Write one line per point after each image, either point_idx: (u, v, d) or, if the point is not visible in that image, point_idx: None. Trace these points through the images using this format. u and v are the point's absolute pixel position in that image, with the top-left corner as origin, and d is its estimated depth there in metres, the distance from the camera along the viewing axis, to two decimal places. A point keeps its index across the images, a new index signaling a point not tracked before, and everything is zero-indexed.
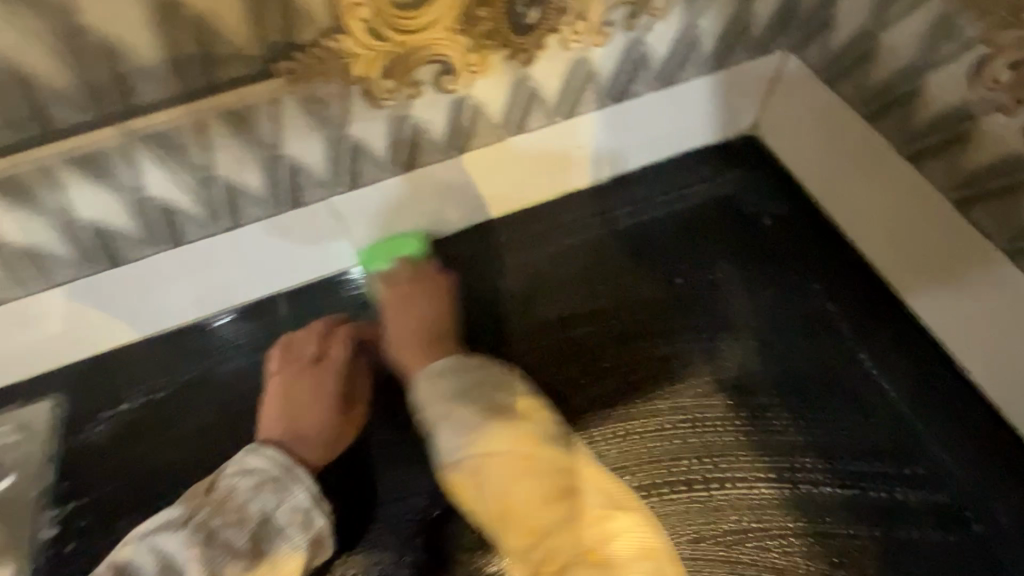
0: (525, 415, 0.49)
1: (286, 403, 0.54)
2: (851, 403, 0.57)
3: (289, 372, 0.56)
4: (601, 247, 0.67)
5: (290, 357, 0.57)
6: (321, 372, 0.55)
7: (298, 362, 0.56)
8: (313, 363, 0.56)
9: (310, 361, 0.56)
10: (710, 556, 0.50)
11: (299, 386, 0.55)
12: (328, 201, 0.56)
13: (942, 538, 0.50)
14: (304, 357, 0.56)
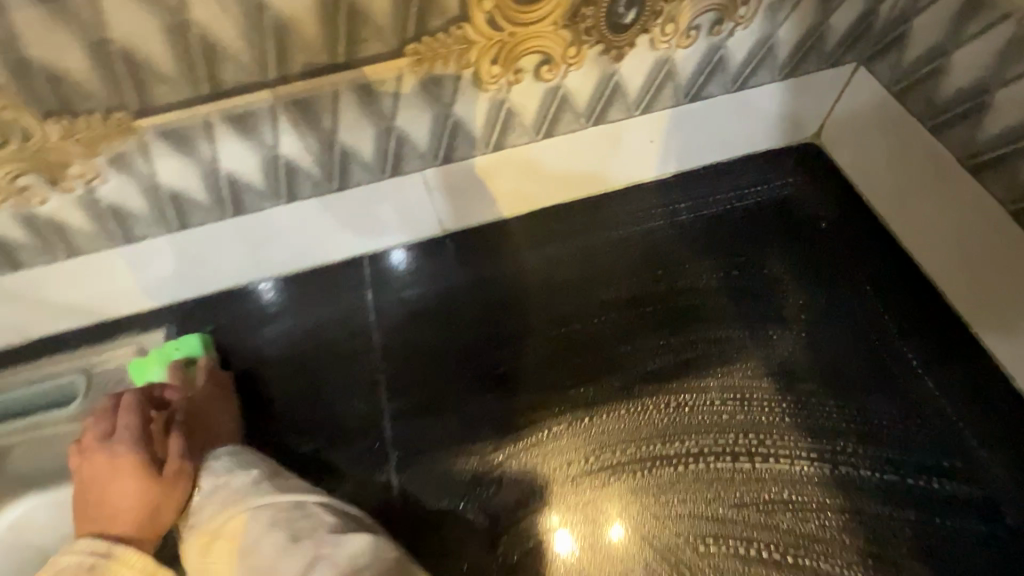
0: None
1: (99, 488, 0.51)
2: (896, 397, 0.60)
3: (95, 458, 0.52)
4: (662, 236, 0.72)
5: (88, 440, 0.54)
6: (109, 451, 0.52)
7: (92, 442, 0.54)
8: (103, 440, 0.53)
9: (102, 439, 0.53)
10: (751, 521, 0.54)
11: (95, 471, 0.52)
12: (425, 172, 0.64)
13: (976, 527, 0.53)
14: (95, 436, 0.54)
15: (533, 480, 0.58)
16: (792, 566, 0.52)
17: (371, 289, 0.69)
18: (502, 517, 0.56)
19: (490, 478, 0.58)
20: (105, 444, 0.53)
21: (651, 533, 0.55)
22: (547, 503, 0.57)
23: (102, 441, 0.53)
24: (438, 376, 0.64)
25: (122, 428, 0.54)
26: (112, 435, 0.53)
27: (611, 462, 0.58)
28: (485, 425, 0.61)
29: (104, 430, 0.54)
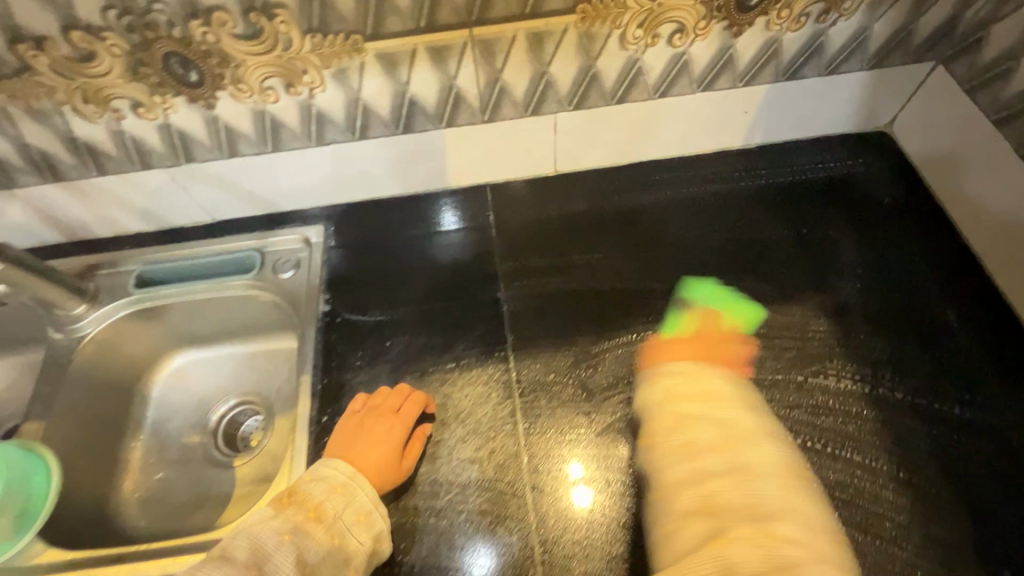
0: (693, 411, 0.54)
1: (365, 440, 0.65)
2: (932, 341, 0.71)
3: (377, 417, 0.67)
4: (740, 195, 0.85)
5: (377, 401, 0.69)
6: (389, 423, 0.66)
7: (380, 408, 0.68)
8: (391, 412, 0.68)
9: (389, 411, 0.68)
10: (798, 419, 0.67)
11: (370, 425, 0.67)
12: (556, 115, 0.77)
13: (987, 447, 0.64)
14: (386, 406, 0.68)
15: (620, 370, 0.72)
16: (830, 455, 0.64)
17: (496, 208, 0.86)
18: (597, 394, 0.70)
19: (586, 364, 0.72)
20: (390, 416, 0.67)
21: None
22: (630, 388, 0.70)
23: (389, 411, 0.68)
24: (547, 283, 0.79)
25: (403, 416, 0.67)
26: (398, 416, 0.67)
27: None
28: (583, 323, 0.75)
29: (391, 406, 0.68)
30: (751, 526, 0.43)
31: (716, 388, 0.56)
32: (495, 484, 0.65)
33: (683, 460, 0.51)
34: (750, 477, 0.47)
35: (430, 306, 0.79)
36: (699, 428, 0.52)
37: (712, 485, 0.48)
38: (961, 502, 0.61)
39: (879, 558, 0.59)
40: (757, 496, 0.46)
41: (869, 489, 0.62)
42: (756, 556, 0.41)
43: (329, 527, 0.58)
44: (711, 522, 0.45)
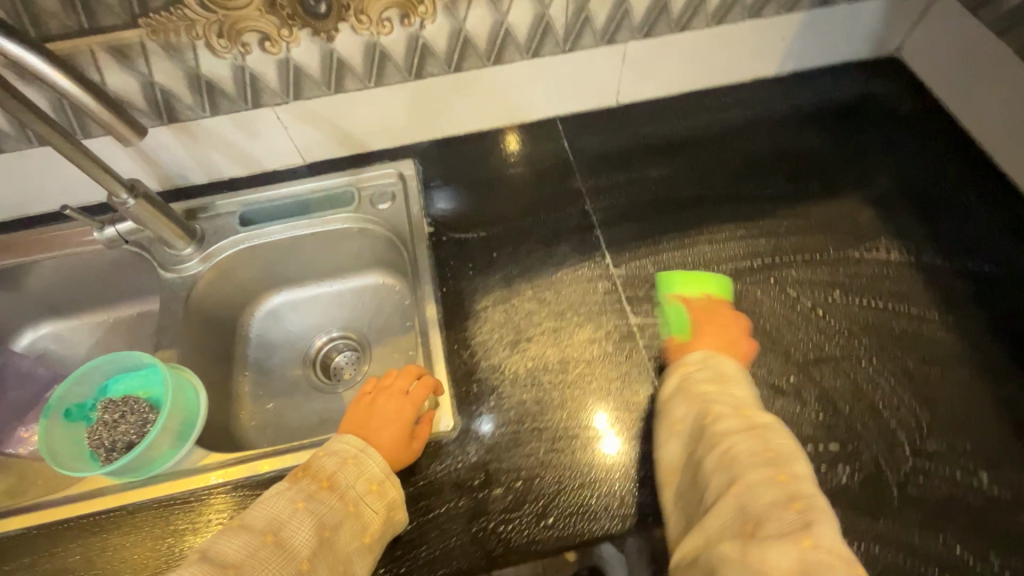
0: (728, 379, 0.65)
1: (374, 418, 0.67)
2: (959, 218, 0.85)
3: (387, 397, 0.69)
4: (783, 113, 0.97)
5: (387, 382, 0.71)
6: (400, 402, 0.68)
7: (392, 388, 0.70)
8: (401, 392, 0.69)
9: (401, 392, 0.69)
10: (861, 286, 0.79)
11: (382, 404, 0.69)
12: (627, 45, 0.87)
13: (1015, 293, 0.78)
14: (396, 386, 0.70)
15: (705, 261, 0.81)
16: (892, 311, 0.76)
17: (568, 136, 0.95)
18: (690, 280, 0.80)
19: (675, 257, 0.82)
20: (400, 395, 0.69)
21: (793, 290, 0.78)
22: (716, 272, 0.80)
23: (399, 391, 0.69)
24: (629, 195, 0.89)
25: (412, 396, 0.69)
26: (407, 396, 0.69)
27: (762, 249, 0.82)
28: (665, 222, 0.86)
29: (401, 386, 0.70)
30: (768, 469, 0.52)
31: (736, 373, 0.66)
32: (614, 357, 0.74)
33: (703, 430, 0.59)
34: (765, 430, 0.57)
35: (524, 220, 0.87)
36: (717, 398, 0.62)
37: (727, 442, 0.56)
38: (1001, 334, 0.74)
39: (943, 382, 0.71)
40: (768, 444, 0.55)
41: (926, 333, 0.75)
42: (773, 489, 0.50)
43: (341, 496, 0.59)
44: (725, 472, 0.54)
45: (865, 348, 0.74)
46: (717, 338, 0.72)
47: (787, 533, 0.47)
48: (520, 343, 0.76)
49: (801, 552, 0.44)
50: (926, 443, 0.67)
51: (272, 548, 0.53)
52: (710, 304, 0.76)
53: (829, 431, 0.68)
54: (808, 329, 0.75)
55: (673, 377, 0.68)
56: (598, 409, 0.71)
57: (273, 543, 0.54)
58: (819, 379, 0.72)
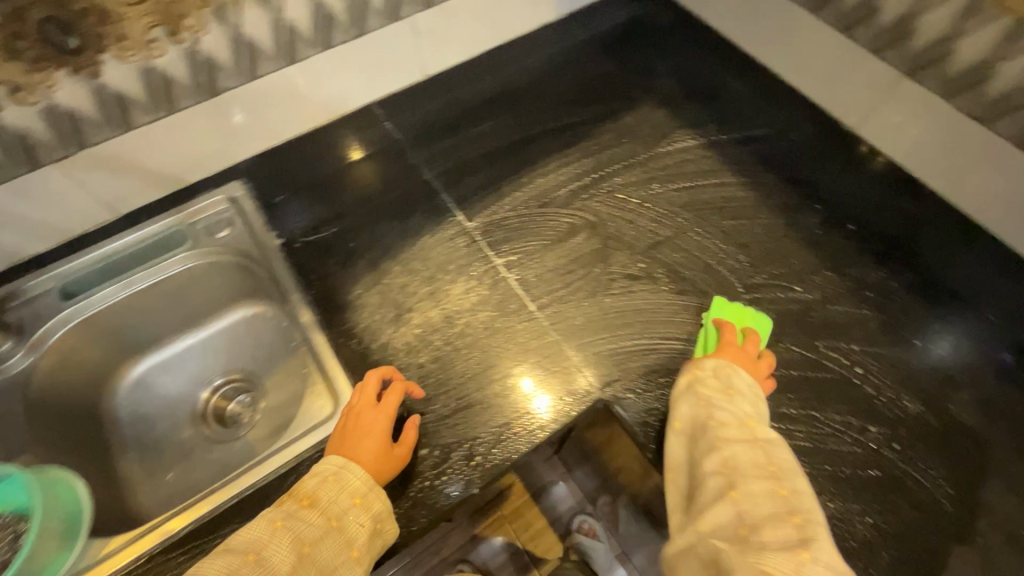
0: (732, 391, 0.66)
1: (356, 435, 0.66)
2: (727, 99, 1.01)
3: (362, 411, 0.68)
4: (573, 51, 1.07)
5: (357, 396, 0.70)
6: (375, 413, 0.68)
7: (365, 401, 0.69)
8: (372, 405, 0.69)
9: (373, 403, 0.69)
10: (673, 174, 0.92)
11: (359, 419, 0.68)
12: (412, 18, 0.91)
13: (780, 145, 0.95)
14: (365, 400, 0.69)
15: (543, 194, 0.89)
16: (700, 186, 0.90)
17: (388, 118, 0.97)
18: (536, 212, 0.88)
19: (519, 198, 0.89)
20: (373, 408, 0.68)
21: (621, 194, 0.90)
22: (555, 199, 0.89)
23: (370, 405, 0.69)
24: (461, 156, 0.93)
25: (385, 406, 0.68)
26: (380, 406, 0.68)
27: (586, 167, 0.92)
28: (498, 170, 0.92)
29: (372, 397, 0.69)
30: (769, 485, 0.56)
31: (745, 388, 0.66)
32: (493, 299, 0.79)
33: (705, 434, 0.62)
34: (769, 445, 0.60)
35: (373, 206, 0.88)
36: (737, 403, 0.64)
37: (729, 452, 0.59)
38: (784, 178, 0.91)
39: (754, 229, 0.86)
40: (773, 461, 0.59)
41: (729, 195, 0.89)
42: (770, 503, 0.55)
43: (323, 511, 0.58)
44: (722, 476, 0.58)
45: (688, 222, 0.87)
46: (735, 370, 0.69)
47: (782, 544, 0.51)
48: (403, 317, 0.78)
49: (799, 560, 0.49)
50: (753, 278, 0.82)
51: (251, 566, 0.53)
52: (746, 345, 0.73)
53: (680, 297, 0.80)
54: (643, 221, 0.87)
55: (682, 381, 0.69)
56: (521, 368, 0.75)
57: (254, 562, 0.53)
58: (662, 258, 0.83)
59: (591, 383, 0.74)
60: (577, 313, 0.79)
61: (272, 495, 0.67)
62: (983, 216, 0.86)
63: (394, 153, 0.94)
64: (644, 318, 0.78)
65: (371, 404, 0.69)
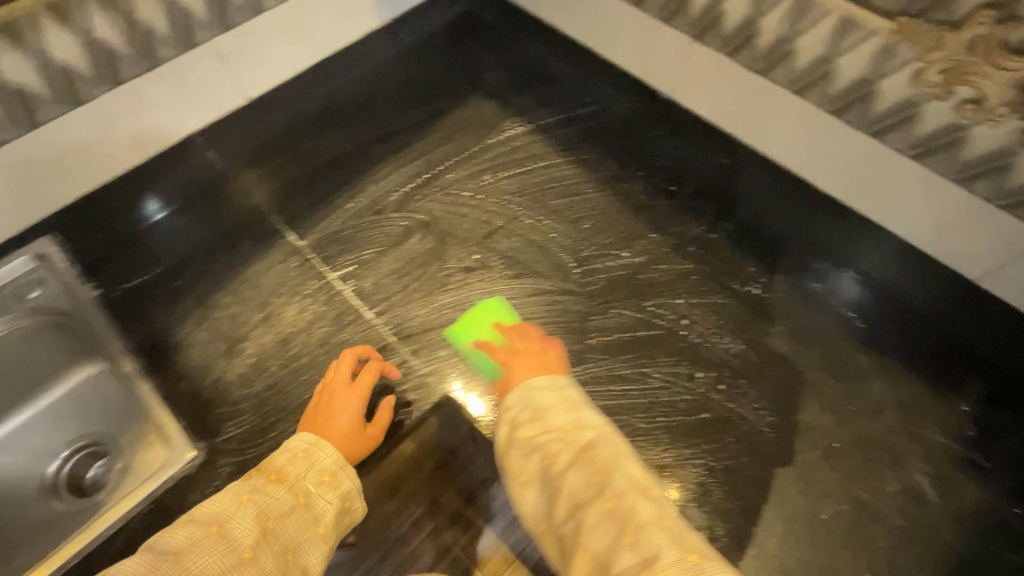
0: (540, 408, 0.58)
1: (330, 412, 0.68)
2: (553, 84, 1.04)
3: (337, 390, 0.70)
4: (399, 57, 1.08)
5: (332, 375, 0.71)
6: (349, 392, 0.69)
7: (338, 382, 0.70)
8: (346, 384, 0.70)
9: (346, 383, 0.70)
10: (504, 162, 0.93)
11: (332, 398, 0.69)
12: (212, 41, 0.86)
13: (604, 120, 0.99)
14: (339, 380, 0.71)
15: (377, 202, 0.89)
16: (530, 170, 0.93)
17: (212, 148, 0.94)
18: (369, 220, 0.87)
19: (351, 209, 0.88)
20: (346, 388, 0.70)
21: (454, 190, 0.91)
22: (387, 204, 0.89)
23: (344, 384, 0.70)
24: (290, 175, 0.92)
25: (359, 386, 0.70)
26: (354, 386, 0.70)
27: (418, 169, 0.93)
28: (329, 185, 0.91)
29: (345, 376, 0.71)
30: (601, 504, 0.50)
31: (546, 397, 0.59)
32: (330, 315, 0.78)
33: (535, 472, 0.55)
34: (591, 452, 0.54)
35: (200, 240, 0.85)
36: (540, 424, 0.57)
37: (564, 485, 0.53)
38: (608, 152, 0.95)
39: (582, 204, 0.89)
40: (593, 467, 0.52)
41: (557, 174, 0.92)
42: (609, 528, 0.49)
43: (291, 487, 0.58)
44: (570, 519, 0.52)
45: (520, 207, 0.89)
46: (533, 367, 0.65)
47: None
48: (236, 349, 0.76)
49: None
50: (582, 252, 0.85)
51: (214, 538, 0.50)
52: (516, 333, 0.74)
53: (515, 281, 0.82)
54: (476, 213, 0.88)
55: (502, 433, 0.59)
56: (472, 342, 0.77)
57: (218, 534, 0.50)
58: (496, 247, 0.85)
59: (440, 383, 0.75)
60: (416, 313, 0.79)
61: (101, 558, 0.64)
62: (790, 159, 0.91)
63: (218, 183, 0.91)
64: (482, 307, 0.80)
65: (345, 384, 0.70)
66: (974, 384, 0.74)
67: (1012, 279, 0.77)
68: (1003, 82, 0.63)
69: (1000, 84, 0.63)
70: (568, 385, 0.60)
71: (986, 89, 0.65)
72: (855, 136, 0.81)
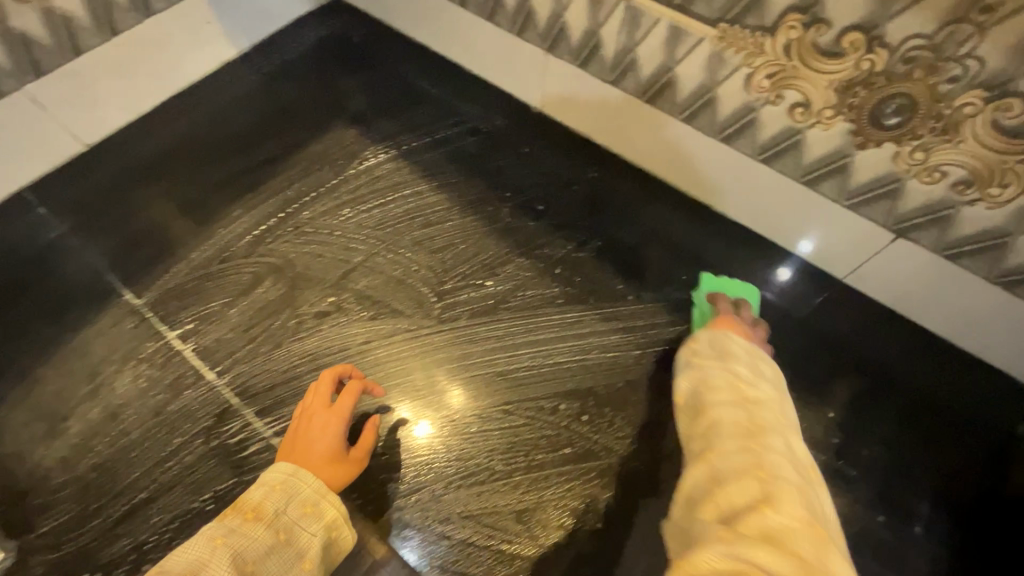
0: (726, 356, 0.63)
1: (311, 440, 0.62)
2: (420, 104, 0.99)
3: (317, 414, 0.64)
4: (257, 87, 1.01)
5: (310, 398, 0.66)
6: (330, 415, 0.64)
7: (317, 405, 0.65)
8: (324, 407, 0.65)
9: (325, 406, 0.64)
10: (367, 194, 0.89)
11: (312, 424, 0.63)
12: (23, 89, 0.80)
13: (471, 139, 0.95)
14: (318, 402, 0.65)
15: (225, 249, 0.83)
16: (392, 201, 0.88)
17: (43, 203, 0.87)
18: (215, 269, 0.81)
19: (195, 258, 0.82)
20: (325, 411, 0.64)
21: (310, 228, 0.85)
22: (235, 249, 0.83)
23: (323, 406, 0.64)
24: (132, 226, 0.85)
25: (339, 408, 0.64)
26: (333, 408, 0.64)
27: (272, 208, 0.87)
28: (173, 233, 0.85)
29: (325, 399, 0.65)
30: (742, 441, 0.50)
31: (742, 350, 0.64)
32: (166, 381, 0.72)
33: (698, 405, 0.59)
34: (755, 405, 0.55)
35: (22, 308, 0.77)
36: (714, 372, 0.61)
37: (713, 415, 0.55)
38: (476, 173, 0.91)
39: (446, 233, 0.85)
40: (753, 417, 0.53)
41: (422, 203, 0.88)
42: (741, 452, 0.49)
43: (270, 525, 0.53)
44: (706, 440, 0.53)
45: (381, 242, 0.84)
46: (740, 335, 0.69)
47: (740, 501, 0.44)
48: (57, 429, 0.69)
49: (754, 516, 0.42)
50: (445, 284, 0.81)
51: None
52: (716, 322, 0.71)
53: (372, 322, 0.77)
54: (332, 252, 0.83)
55: (682, 359, 0.67)
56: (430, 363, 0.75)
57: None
58: (352, 286, 0.80)
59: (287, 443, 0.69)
60: (262, 369, 0.73)
61: None
62: (659, 167, 0.88)
63: (48, 241, 0.84)
64: (335, 354, 0.75)
65: (323, 407, 0.64)
66: (839, 389, 0.74)
67: (874, 273, 0.76)
68: (824, 86, 0.61)
69: (821, 88, 0.62)
70: (735, 360, 0.62)
71: (810, 94, 0.63)
72: (705, 142, 0.79)
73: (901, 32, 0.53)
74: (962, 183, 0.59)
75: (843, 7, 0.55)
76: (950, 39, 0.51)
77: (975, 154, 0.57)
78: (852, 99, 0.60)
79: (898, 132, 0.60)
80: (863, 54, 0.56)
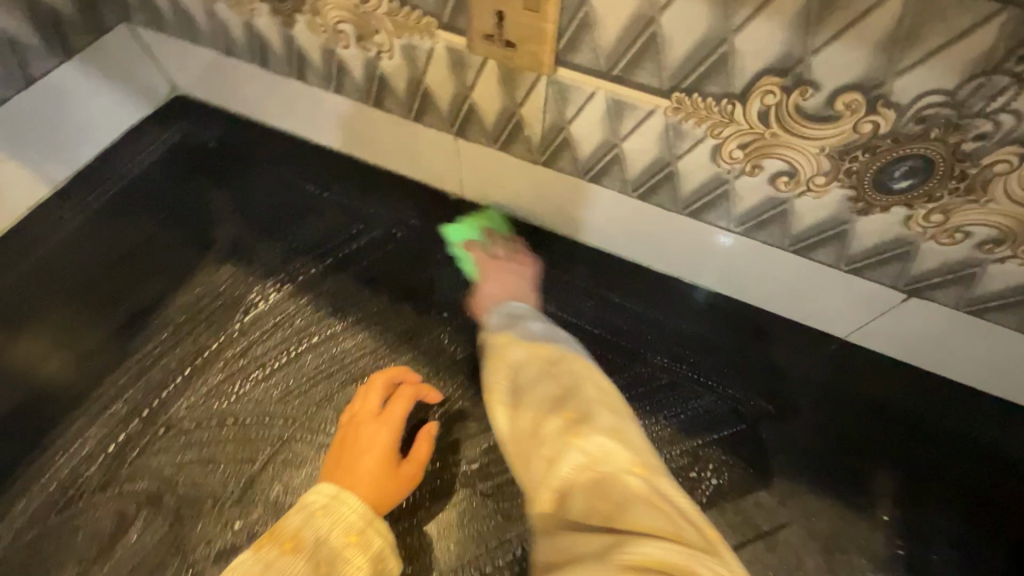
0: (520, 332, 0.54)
1: (358, 450, 0.55)
2: (312, 214, 0.79)
3: (366, 424, 0.58)
4: (83, 228, 0.76)
5: (357, 406, 0.60)
6: (381, 424, 0.58)
7: (366, 414, 0.59)
8: (375, 417, 0.59)
9: (375, 415, 0.59)
10: (260, 354, 0.68)
11: (363, 433, 0.57)
12: None
13: (384, 249, 0.76)
14: (367, 410, 0.59)
15: (68, 485, 0.60)
16: (298, 356, 0.67)
17: None
18: (60, 522, 0.58)
19: (26, 513, 0.58)
20: (375, 420, 0.58)
21: (190, 423, 0.63)
22: (82, 481, 0.60)
23: (372, 416, 0.59)
24: None
25: (389, 417, 0.58)
26: (384, 418, 0.58)
27: (130, 406, 0.64)
28: None
29: (374, 407, 0.59)
30: (562, 416, 0.44)
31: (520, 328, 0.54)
32: None
33: (512, 393, 0.49)
34: (555, 368, 0.48)
35: None
36: (513, 350, 0.51)
37: (530, 402, 0.46)
38: (399, 294, 0.73)
39: None
40: (561, 381, 0.47)
41: (338, 350, 0.68)
42: (565, 438, 0.42)
43: (310, 555, 0.44)
44: (532, 434, 0.45)
45: (293, 420, 0.63)
46: (502, 277, 0.67)
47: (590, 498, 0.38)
48: None
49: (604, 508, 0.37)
50: None
51: None
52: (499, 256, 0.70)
53: None
54: (228, 452, 0.61)
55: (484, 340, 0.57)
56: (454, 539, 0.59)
57: None
58: (265, 496, 0.59)
59: None
60: None
61: None
62: (612, 244, 0.73)
63: None
64: None
65: (371, 420, 0.58)
66: (882, 481, 0.63)
67: (881, 333, 0.66)
68: (813, 154, 0.49)
69: (810, 155, 0.50)
70: (527, 320, 0.57)
71: (798, 162, 0.51)
72: (665, 218, 0.65)
73: (911, 90, 0.42)
74: (990, 242, 0.50)
75: (834, 66, 0.43)
76: (978, 93, 0.41)
77: (1007, 213, 0.47)
78: (850, 164, 0.49)
79: (910, 196, 0.49)
80: (864, 117, 0.45)
